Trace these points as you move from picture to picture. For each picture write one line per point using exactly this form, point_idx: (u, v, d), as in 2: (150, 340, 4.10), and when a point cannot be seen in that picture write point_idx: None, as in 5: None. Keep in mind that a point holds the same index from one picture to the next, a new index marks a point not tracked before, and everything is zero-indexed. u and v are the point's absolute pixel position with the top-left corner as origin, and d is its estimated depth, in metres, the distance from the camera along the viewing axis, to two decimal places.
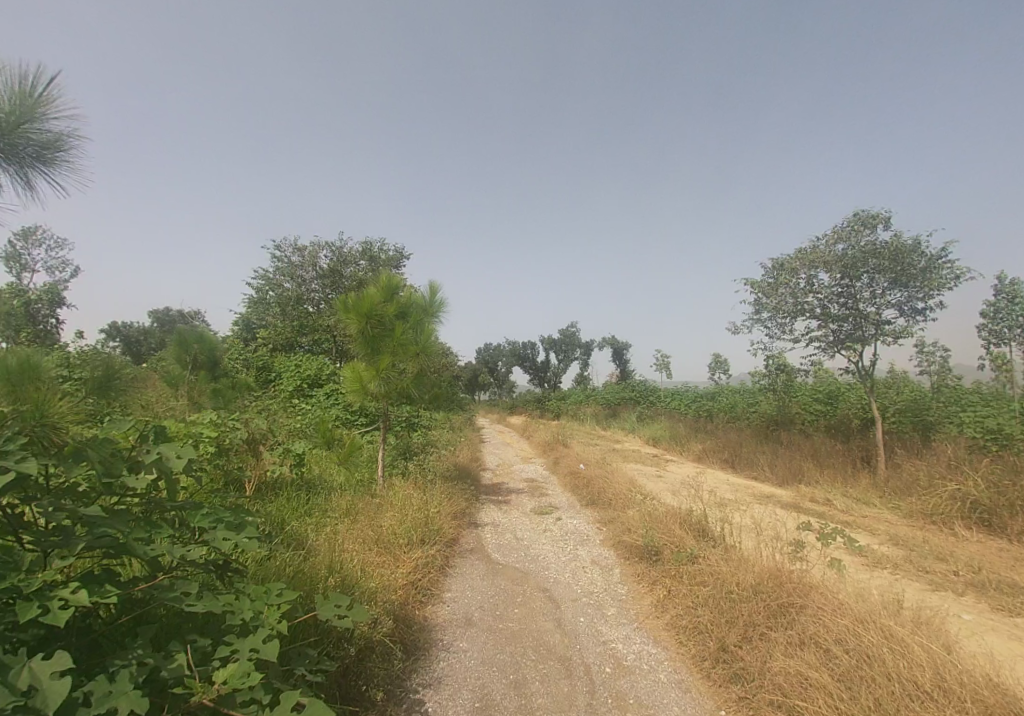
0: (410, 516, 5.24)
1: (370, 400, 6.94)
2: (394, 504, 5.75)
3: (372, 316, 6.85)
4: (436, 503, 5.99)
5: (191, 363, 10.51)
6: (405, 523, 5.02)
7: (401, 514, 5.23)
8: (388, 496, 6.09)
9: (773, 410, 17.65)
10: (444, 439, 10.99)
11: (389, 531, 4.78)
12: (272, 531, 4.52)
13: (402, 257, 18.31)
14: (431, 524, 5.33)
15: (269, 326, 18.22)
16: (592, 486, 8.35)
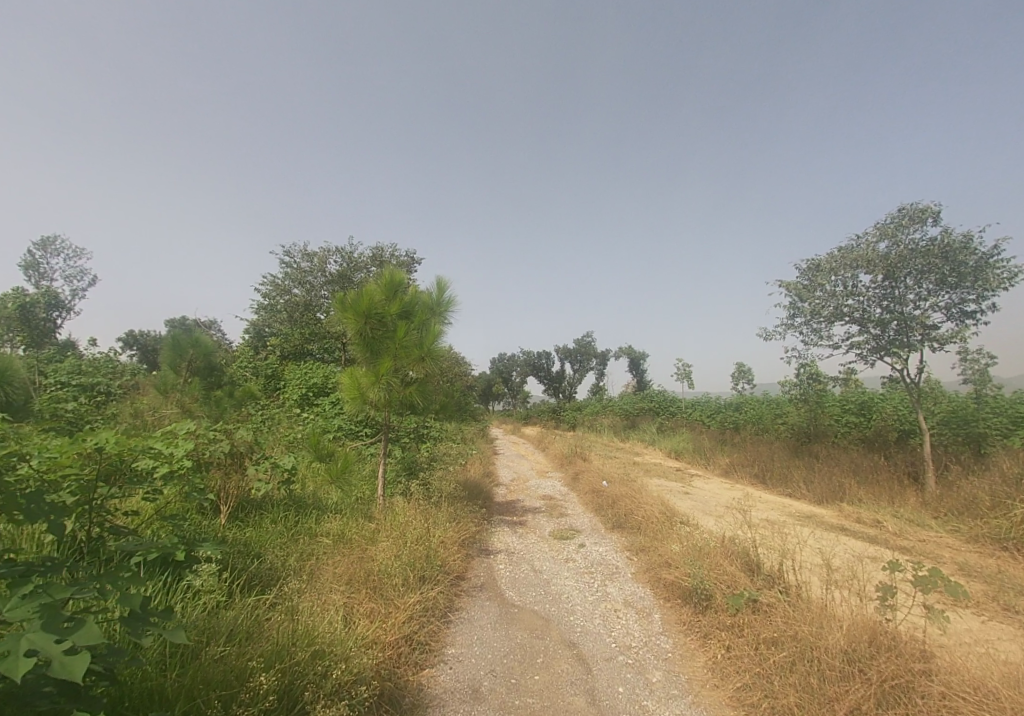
0: (410, 546, 4.43)
1: (368, 410, 6.12)
2: (391, 529, 4.95)
3: (372, 315, 6.01)
4: (443, 530, 5.15)
5: (188, 369, 9.91)
6: (403, 559, 4.17)
7: (399, 544, 4.43)
8: (385, 521, 5.27)
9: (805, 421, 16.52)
10: (453, 452, 10.15)
11: (381, 568, 3.99)
12: (239, 570, 3.84)
13: (413, 261, 17.64)
14: (435, 555, 4.51)
15: (277, 333, 17.69)
16: (617, 505, 7.45)
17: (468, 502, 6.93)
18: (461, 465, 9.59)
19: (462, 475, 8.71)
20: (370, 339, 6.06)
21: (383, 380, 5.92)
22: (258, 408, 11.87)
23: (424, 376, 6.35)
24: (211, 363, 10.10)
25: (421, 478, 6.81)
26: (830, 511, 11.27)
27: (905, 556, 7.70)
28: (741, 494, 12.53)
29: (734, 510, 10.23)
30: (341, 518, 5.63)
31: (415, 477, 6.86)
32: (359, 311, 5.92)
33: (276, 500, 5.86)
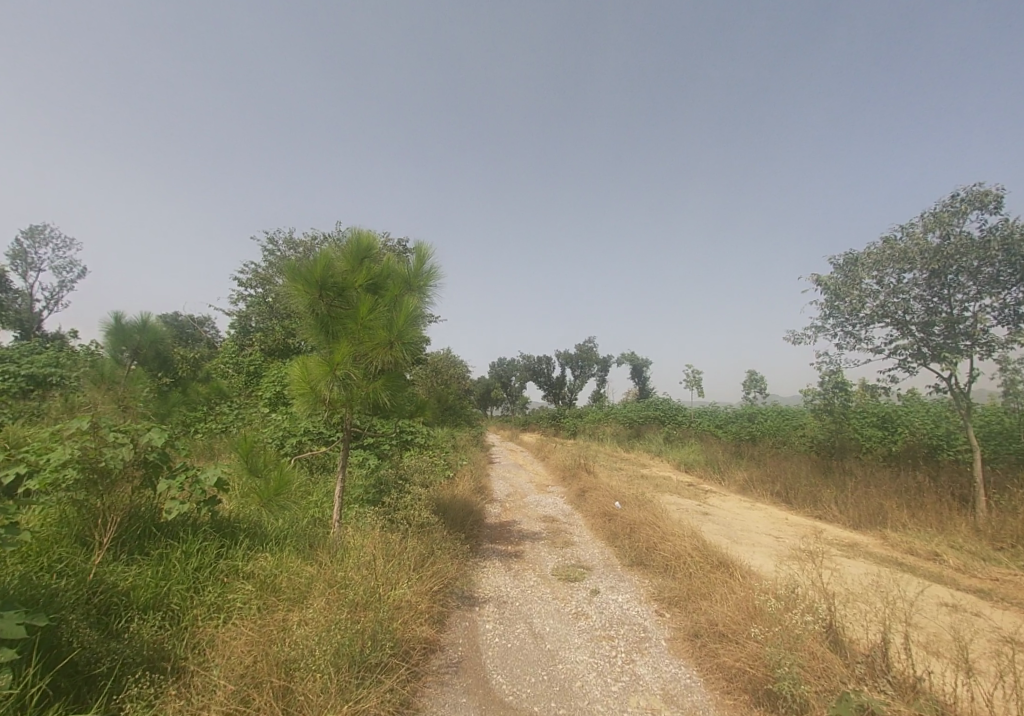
0: (348, 620, 3.02)
1: (322, 413, 4.66)
2: (332, 580, 3.54)
3: (326, 285, 4.55)
4: (405, 583, 3.71)
5: (132, 356, 8.48)
6: (330, 648, 2.77)
7: (332, 617, 3.02)
8: (329, 568, 3.89)
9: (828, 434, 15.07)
10: (440, 463, 8.71)
11: (291, 668, 2.67)
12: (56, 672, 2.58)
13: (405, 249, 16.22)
14: (386, 631, 3.09)
15: (260, 328, 16.32)
16: (637, 534, 6.00)
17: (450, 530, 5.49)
18: (448, 480, 8.17)
19: (446, 492, 7.26)
20: (324, 317, 4.62)
21: (337, 371, 4.38)
22: (225, 408, 10.47)
23: (394, 367, 4.79)
24: (161, 353, 8.77)
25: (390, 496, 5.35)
26: (872, 540, 9.84)
27: (988, 603, 6.27)
28: (766, 518, 11.09)
29: (766, 540, 8.79)
30: (268, 556, 4.23)
31: (383, 496, 5.41)
32: (310, 279, 4.49)
33: (194, 524, 4.51)
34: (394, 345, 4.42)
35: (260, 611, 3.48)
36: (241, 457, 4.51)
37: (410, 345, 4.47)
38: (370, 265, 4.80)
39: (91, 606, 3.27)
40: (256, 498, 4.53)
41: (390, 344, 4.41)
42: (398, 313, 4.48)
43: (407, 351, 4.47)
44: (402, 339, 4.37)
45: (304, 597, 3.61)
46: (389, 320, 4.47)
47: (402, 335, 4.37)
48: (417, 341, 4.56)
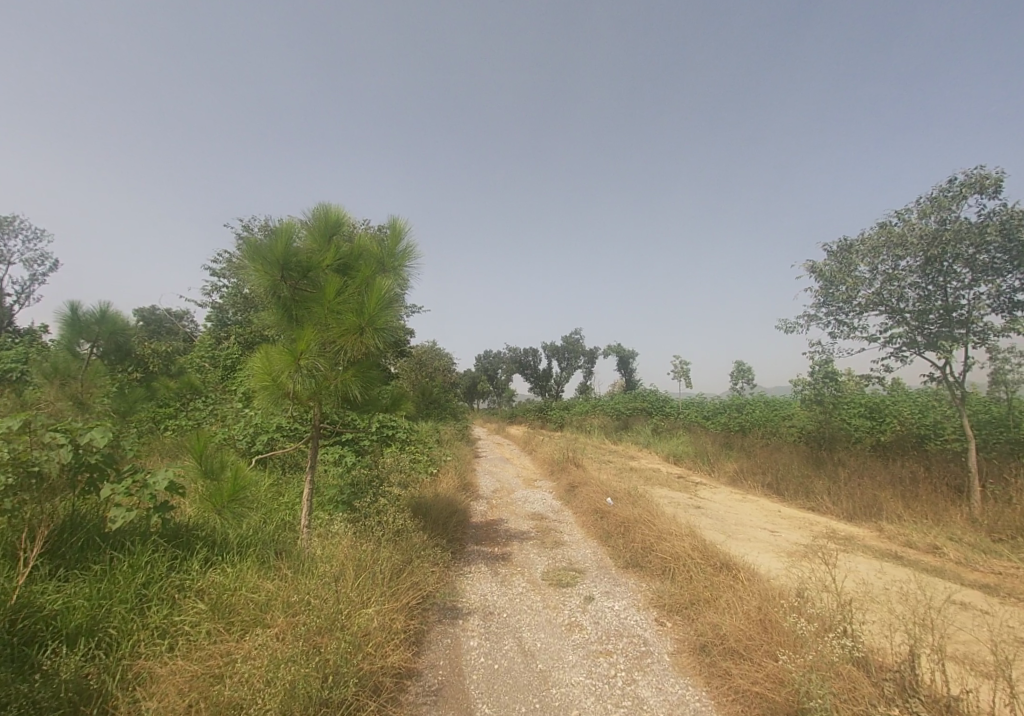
0: (302, 657, 2.58)
1: (287, 408, 4.22)
2: (291, 602, 3.10)
3: (289, 264, 4.07)
4: (377, 602, 3.29)
5: (91, 346, 7.63)
6: (279, 698, 2.35)
7: (286, 652, 2.58)
8: (291, 585, 3.45)
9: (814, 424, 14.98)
10: (422, 460, 8.27)
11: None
12: None
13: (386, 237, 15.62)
14: (349, 668, 2.68)
15: (237, 319, 15.65)
16: (631, 533, 5.65)
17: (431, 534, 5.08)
18: (431, 478, 7.74)
19: (427, 491, 6.82)
20: (287, 300, 4.15)
21: (301, 359, 3.91)
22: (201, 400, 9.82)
23: (367, 355, 4.33)
24: (124, 344, 7.93)
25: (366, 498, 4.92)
26: (867, 533, 9.68)
27: (993, 598, 6.05)
28: (759, 512, 10.87)
29: (761, 534, 8.54)
30: (226, 570, 3.79)
31: (358, 498, 4.98)
32: (271, 258, 4.02)
33: (144, 533, 4.05)
34: (365, 330, 3.93)
35: (209, 640, 3.05)
36: (196, 460, 4.04)
37: (383, 331, 3.99)
38: (339, 243, 4.33)
39: (7, 638, 2.82)
40: (211, 506, 4.06)
41: (360, 330, 3.92)
42: (368, 294, 3.99)
43: (379, 337, 4.00)
44: (373, 324, 3.89)
45: (259, 623, 3.18)
46: (359, 303, 3.99)
47: (373, 319, 3.89)
48: (391, 326, 4.09)
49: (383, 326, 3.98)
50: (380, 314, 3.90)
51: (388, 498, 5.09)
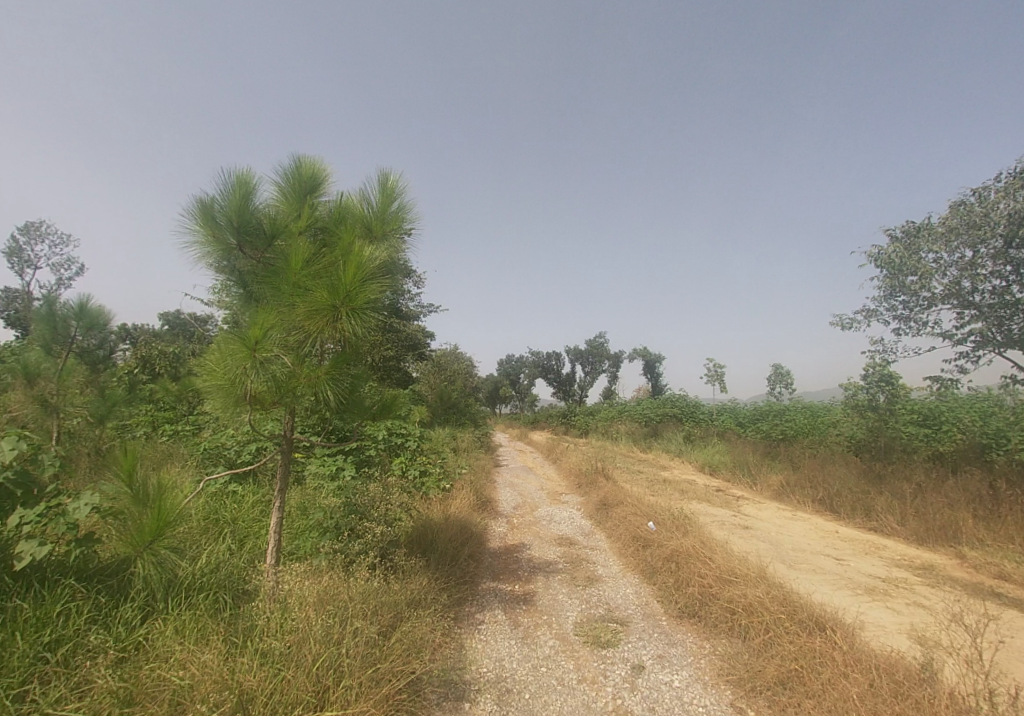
0: None
1: (246, 415, 3.31)
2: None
3: (248, 228, 3.20)
4: (345, 704, 2.47)
5: (69, 342, 6.70)
6: None
7: None
8: (222, 670, 2.50)
9: (858, 433, 13.50)
10: (432, 473, 7.27)
11: None
12: None
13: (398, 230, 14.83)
14: None
15: None
16: (682, 572, 4.57)
17: (433, 573, 4.09)
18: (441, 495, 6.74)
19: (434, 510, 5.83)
20: (247, 274, 3.28)
21: (259, 350, 2.99)
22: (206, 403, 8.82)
23: (347, 348, 3.35)
24: (107, 340, 7.12)
25: (351, 529, 3.96)
26: (946, 561, 8.33)
27: None
28: (816, 533, 9.57)
29: (826, 563, 7.32)
30: (167, 624, 3.07)
31: (344, 527, 4.00)
32: (224, 219, 3.15)
33: (64, 570, 3.16)
34: (339, 312, 2.95)
35: None
36: (126, 484, 3.07)
37: (364, 314, 3.01)
38: (315, 203, 3.39)
39: None
40: (136, 546, 3.13)
41: (332, 311, 2.94)
42: (344, 264, 3.01)
43: (356, 320, 3.00)
44: (349, 302, 2.91)
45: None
46: (332, 276, 3.02)
47: (349, 297, 2.91)
48: (375, 307, 3.09)
49: (363, 306, 2.98)
50: (357, 289, 2.92)
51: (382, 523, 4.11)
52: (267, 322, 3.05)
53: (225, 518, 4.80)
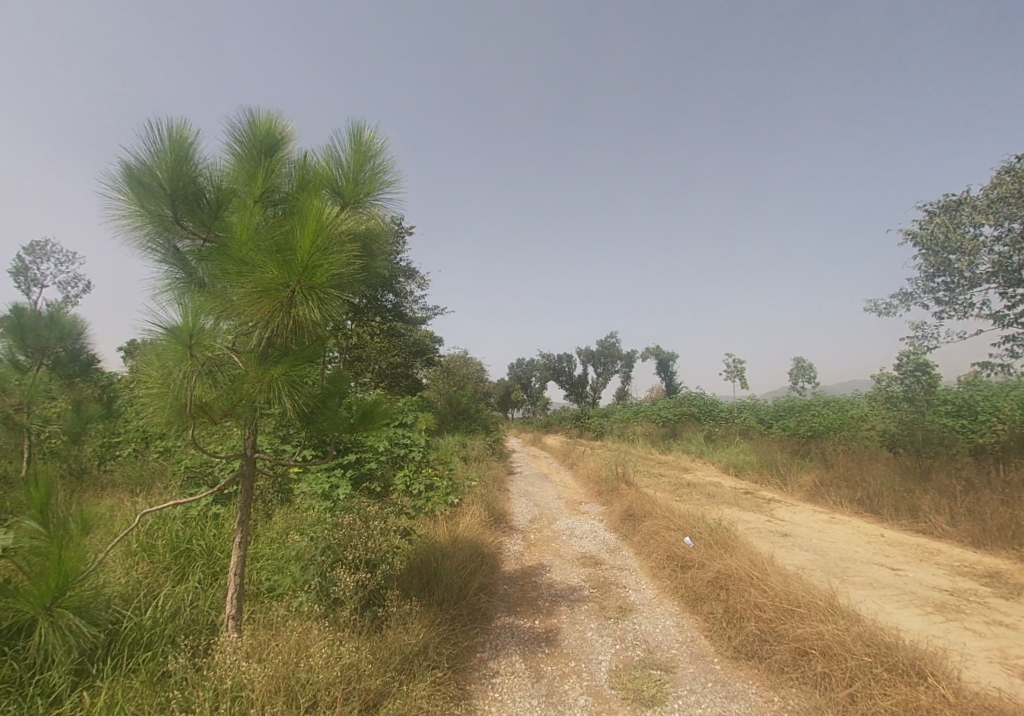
0: None
1: (191, 432, 2.70)
2: None
3: (187, 196, 2.67)
4: None
5: (38, 354, 6.16)
6: None
7: None
8: None
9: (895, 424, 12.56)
10: (439, 486, 6.62)
11: None
12: None
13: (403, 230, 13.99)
14: None
15: None
16: (735, 603, 3.90)
17: (430, 616, 3.46)
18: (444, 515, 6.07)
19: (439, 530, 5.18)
20: (192, 256, 2.75)
21: (194, 348, 2.47)
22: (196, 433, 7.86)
23: (311, 341, 2.72)
24: (83, 351, 6.49)
25: (329, 566, 3.38)
26: (1012, 566, 7.49)
27: None
28: (862, 537, 8.75)
29: (882, 573, 6.54)
30: (90, 699, 2.57)
31: (323, 565, 3.38)
32: (156, 184, 2.63)
33: None
34: (295, 292, 2.34)
35: None
36: (34, 525, 2.39)
37: (326, 295, 2.39)
38: (270, 164, 2.79)
39: None
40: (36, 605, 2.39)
41: (285, 292, 2.33)
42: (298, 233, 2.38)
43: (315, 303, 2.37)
44: (304, 278, 2.30)
45: None
46: (286, 249, 2.41)
47: (304, 272, 2.29)
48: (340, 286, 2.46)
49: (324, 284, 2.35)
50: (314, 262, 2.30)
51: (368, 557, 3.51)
52: (206, 313, 2.54)
53: (198, 551, 4.24)
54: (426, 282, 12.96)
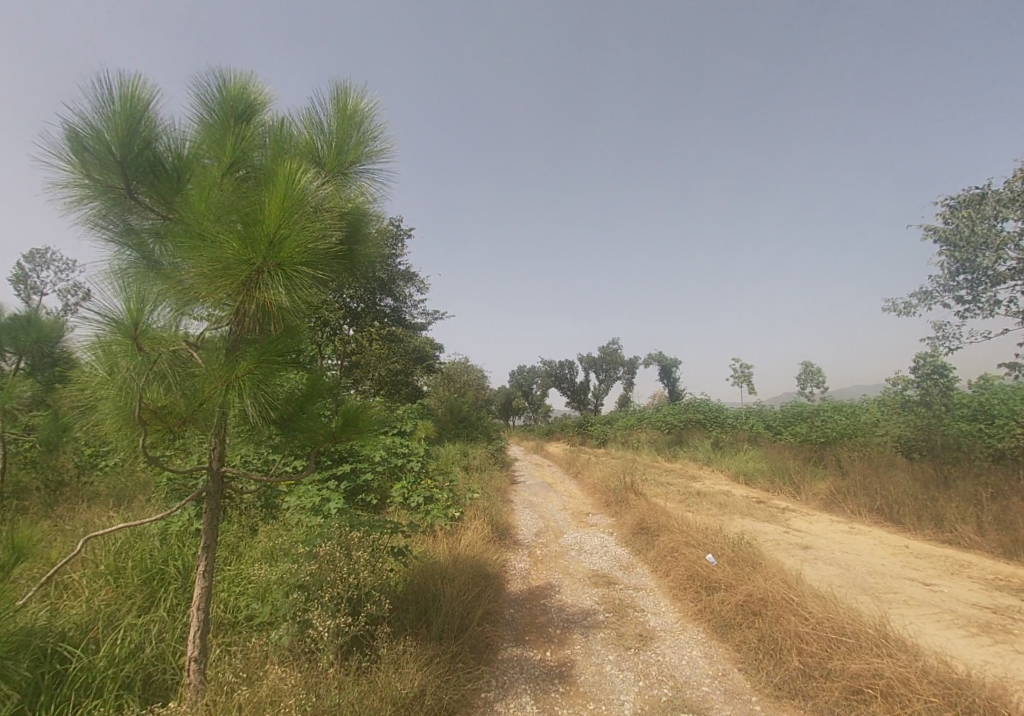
0: None
1: (142, 443, 2.35)
2: None
3: (144, 166, 2.40)
4: None
5: (17, 357, 5.87)
6: None
7: None
8: None
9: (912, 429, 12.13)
10: (439, 498, 6.20)
11: None
12: None
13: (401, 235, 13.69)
14: None
15: None
16: (771, 630, 3.50)
17: (423, 654, 3.05)
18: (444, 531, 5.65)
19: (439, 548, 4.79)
20: (150, 235, 2.44)
21: (141, 339, 2.15)
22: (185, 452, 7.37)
23: (282, 333, 2.35)
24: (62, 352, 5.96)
25: (311, 597, 3.02)
26: None
27: None
28: (887, 550, 8.28)
29: (915, 590, 6.09)
30: None
31: (304, 599, 3.01)
32: (107, 150, 2.33)
33: None
34: (260, 271, 2.00)
35: None
36: None
37: (298, 275, 2.04)
38: (241, 132, 2.48)
39: None
40: None
41: (249, 270, 1.98)
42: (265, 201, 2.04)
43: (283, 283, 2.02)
44: (270, 253, 1.95)
45: None
46: (249, 219, 2.06)
47: (270, 246, 1.94)
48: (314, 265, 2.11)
49: (294, 261, 2.00)
50: (282, 233, 1.94)
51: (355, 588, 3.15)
52: (158, 301, 2.20)
53: (172, 574, 3.84)
54: (425, 285, 12.62)
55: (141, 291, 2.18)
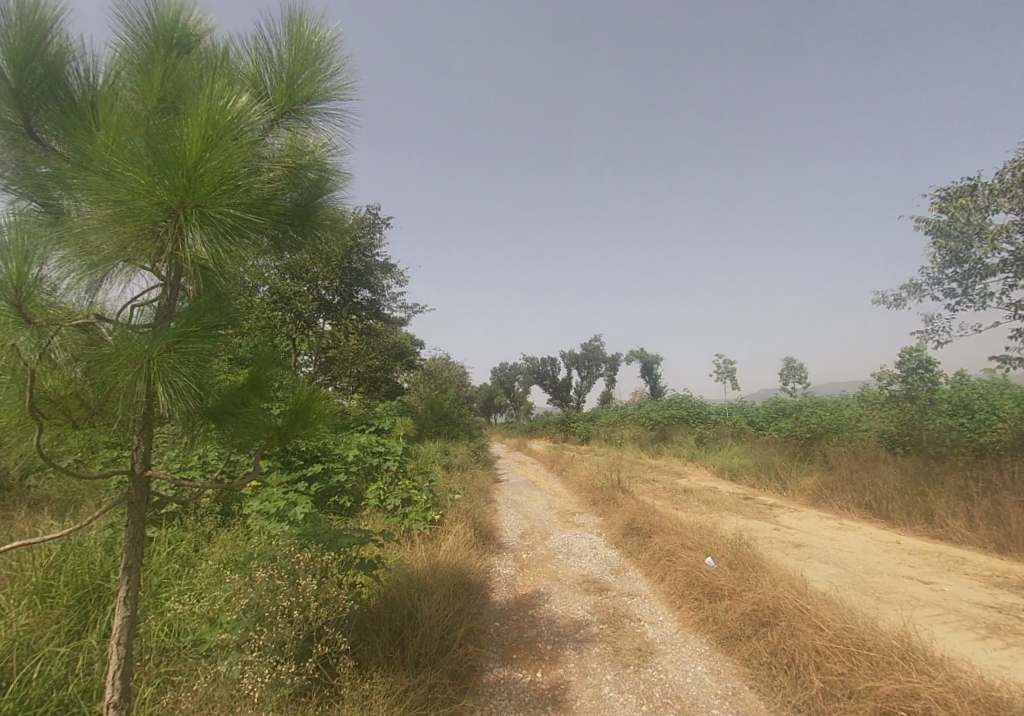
0: None
1: (39, 442, 1.90)
2: None
3: (44, 92, 1.93)
4: None
5: None
6: None
7: None
8: None
9: (896, 424, 12.13)
10: (418, 500, 5.77)
11: None
12: None
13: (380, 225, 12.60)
14: None
15: None
16: (784, 643, 3.29)
17: (393, 689, 2.67)
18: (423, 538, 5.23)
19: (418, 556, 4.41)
20: (55, 182, 1.96)
21: (27, 308, 1.67)
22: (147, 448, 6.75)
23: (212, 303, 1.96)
24: None
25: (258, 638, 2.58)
26: None
27: None
28: (878, 547, 8.13)
29: (914, 588, 5.90)
30: None
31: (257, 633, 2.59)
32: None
33: None
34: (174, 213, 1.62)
35: None
36: None
37: (222, 219, 1.68)
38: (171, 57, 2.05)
39: None
40: None
41: (158, 211, 1.61)
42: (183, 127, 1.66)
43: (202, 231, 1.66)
44: (183, 190, 1.58)
45: None
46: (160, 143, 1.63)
47: (185, 182, 1.58)
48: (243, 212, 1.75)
49: (217, 202, 1.64)
50: (201, 166, 1.58)
51: (313, 612, 2.73)
52: (52, 259, 1.75)
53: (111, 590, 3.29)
54: (403, 276, 12.11)
55: (25, 246, 1.72)
